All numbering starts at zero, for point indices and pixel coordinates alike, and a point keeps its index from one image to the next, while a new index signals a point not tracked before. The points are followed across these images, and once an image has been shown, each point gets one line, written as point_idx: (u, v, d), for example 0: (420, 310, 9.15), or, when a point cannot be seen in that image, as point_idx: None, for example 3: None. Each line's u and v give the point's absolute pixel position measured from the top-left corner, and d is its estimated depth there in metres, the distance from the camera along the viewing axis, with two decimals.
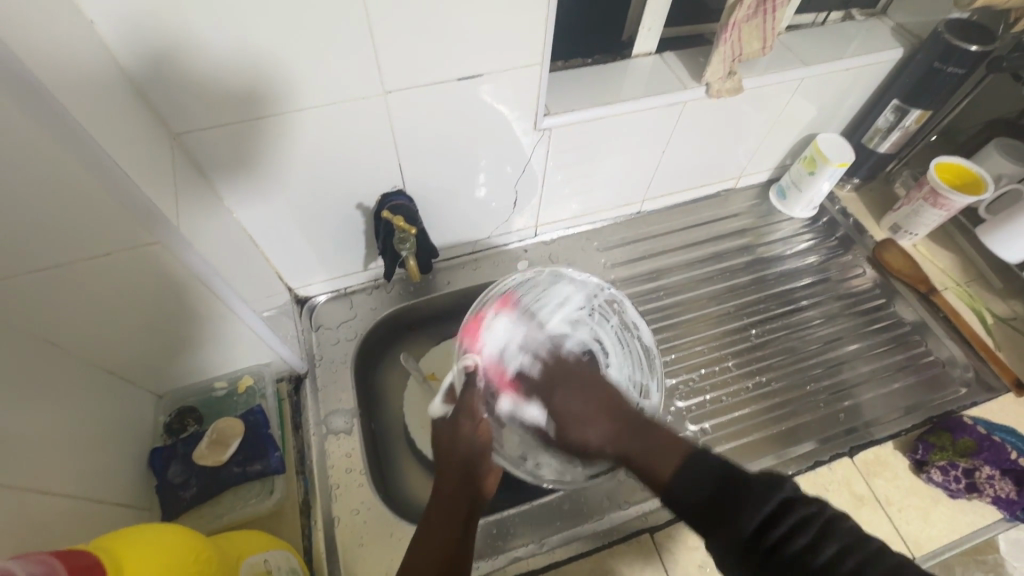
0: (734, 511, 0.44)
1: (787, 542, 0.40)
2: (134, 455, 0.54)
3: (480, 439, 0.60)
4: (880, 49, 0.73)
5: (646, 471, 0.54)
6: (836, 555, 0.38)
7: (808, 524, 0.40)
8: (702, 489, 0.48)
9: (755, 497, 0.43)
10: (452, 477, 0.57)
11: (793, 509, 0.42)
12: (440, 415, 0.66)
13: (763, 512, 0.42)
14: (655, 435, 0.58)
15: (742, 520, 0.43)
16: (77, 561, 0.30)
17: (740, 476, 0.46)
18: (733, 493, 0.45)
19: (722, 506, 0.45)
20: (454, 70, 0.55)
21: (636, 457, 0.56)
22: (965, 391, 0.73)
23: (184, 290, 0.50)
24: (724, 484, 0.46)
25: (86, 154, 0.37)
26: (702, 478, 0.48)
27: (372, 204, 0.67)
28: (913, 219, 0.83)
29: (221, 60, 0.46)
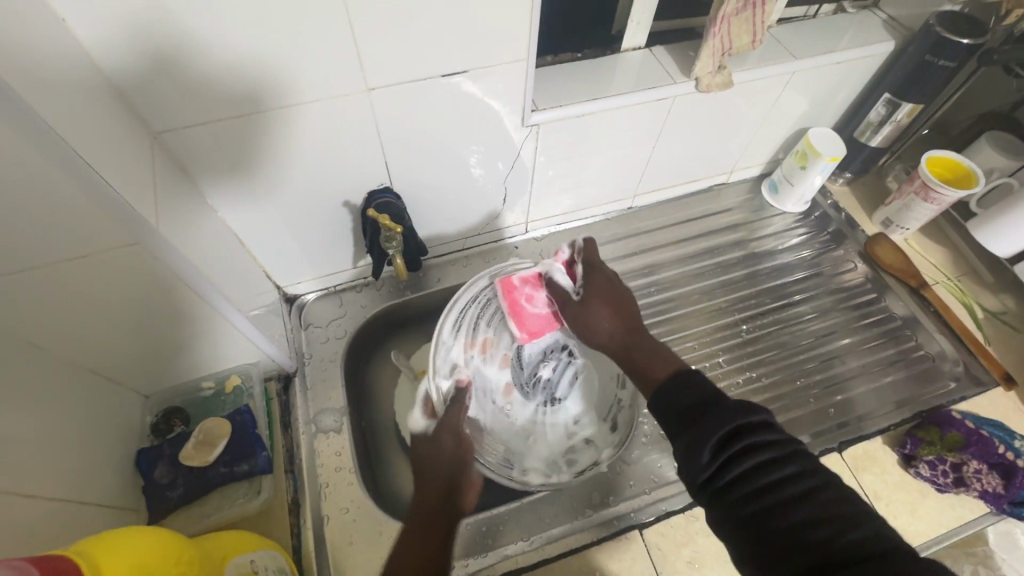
0: (700, 418, 0.42)
1: (749, 460, 0.39)
2: (120, 456, 0.54)
3: (463, 453, 0.56)
4: (871, 43, 0.73)
5: (636, 372, 0.52)
6: (794, 476, 0.38)
7: (772, 447, 0.39)
8: (682, 398, 0.44)
9: (730, 412, 0.41)
10: (433, 487, 0.52)
11: (763, 430, 0.40)
12: (421, 429, 0.59)
13: (730, 427, 0.40)
14: (659, 341, 0.53)
15: (706, 430, 0.41)
16: (52, 565, 0.29)
17: (719, 396, 0.43)
18: (706, 406, 0.43)
19: (692, 414, 0.43)
20: (439, 66, 0.54)
21: (636, 354, 0.53)
22: (954, 385, 0.74)
23: (167, 290, 0.50)
24: (700, 398, 0.43)
25: (60, 156, 0.36)
26: (680, 392, 0.45)
27: (359, 202, 0.66)
28: (903, 213, 0.83)
29: (201, 56, 0.45)
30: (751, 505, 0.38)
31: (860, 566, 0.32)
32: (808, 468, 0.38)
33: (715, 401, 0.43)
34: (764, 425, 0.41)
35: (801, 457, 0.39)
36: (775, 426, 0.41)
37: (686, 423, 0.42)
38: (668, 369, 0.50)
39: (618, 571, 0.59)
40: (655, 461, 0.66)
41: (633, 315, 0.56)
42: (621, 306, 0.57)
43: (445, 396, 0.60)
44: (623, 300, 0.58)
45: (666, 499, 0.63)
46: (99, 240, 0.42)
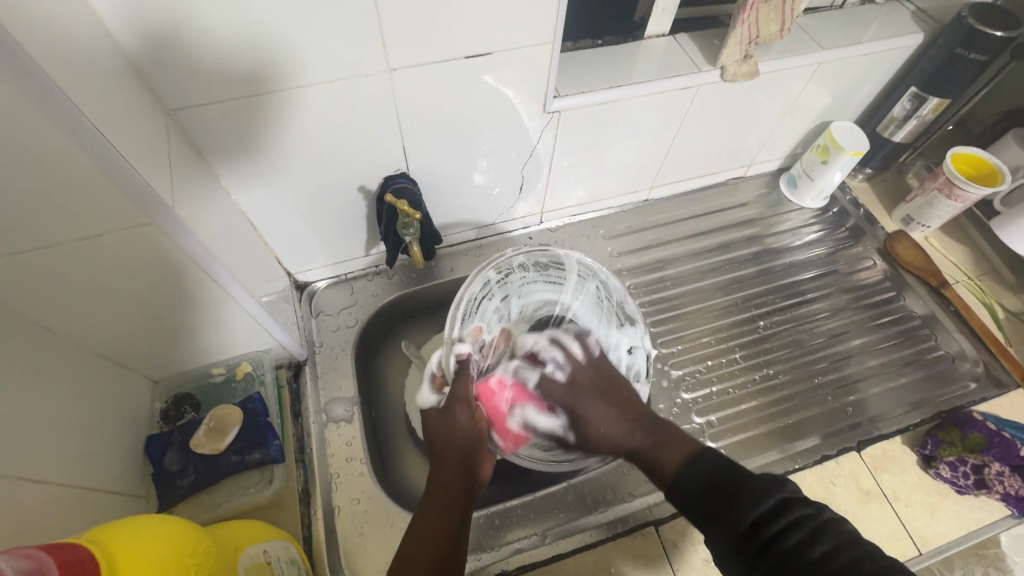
0: (730, 495, 0.48)
1: (782, 536, 0.43)
2: (130, 442, 0.53)
3: (476, 428, 0.61)
4: (899, 35, 0.71)
5: (652, 466, 0.57)
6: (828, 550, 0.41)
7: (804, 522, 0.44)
8: (696, 479, 0.52)
9: (753, 491, 0.47)
10: (450, 466, 0.58)
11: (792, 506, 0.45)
12: (430, 404, 0.65)
13: (762, 505, 0.46)
14: (663, 432, 0.59)
15: (739, 510, 0.46)
16: (68, 555, 0.28)
17: (743, 472, 0.50)
18: (732, 487, 0.49)
19: (721, 496, 0.49)
20: (462, 48, 0.52)
21: (647, 454, 0.58)
22: (974, 386, 0.73)
23: (180, 273, 0.48)
24: (722, 476, 0.50)
25: (78, 131, 0.35)
26: (696, 473, 0.52)
27: (374, 187, 0.65)
28: (925, 210, 0.81)
29: (223, 35, 0.44)
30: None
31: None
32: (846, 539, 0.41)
33: (740, 479, 0.49)
34: (790, 500, 0.46)
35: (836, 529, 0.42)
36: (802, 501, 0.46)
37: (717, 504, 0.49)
38: (680, 455, 0.56)
39: (632, 568, 0.58)
40: None
41: (638, 416, 0.62)
42: (620, 412, 0.63)
43: (453, 369, 0.62)
44: (618, 395, 0.64)
45: None
46: (114, 221, 0.41)
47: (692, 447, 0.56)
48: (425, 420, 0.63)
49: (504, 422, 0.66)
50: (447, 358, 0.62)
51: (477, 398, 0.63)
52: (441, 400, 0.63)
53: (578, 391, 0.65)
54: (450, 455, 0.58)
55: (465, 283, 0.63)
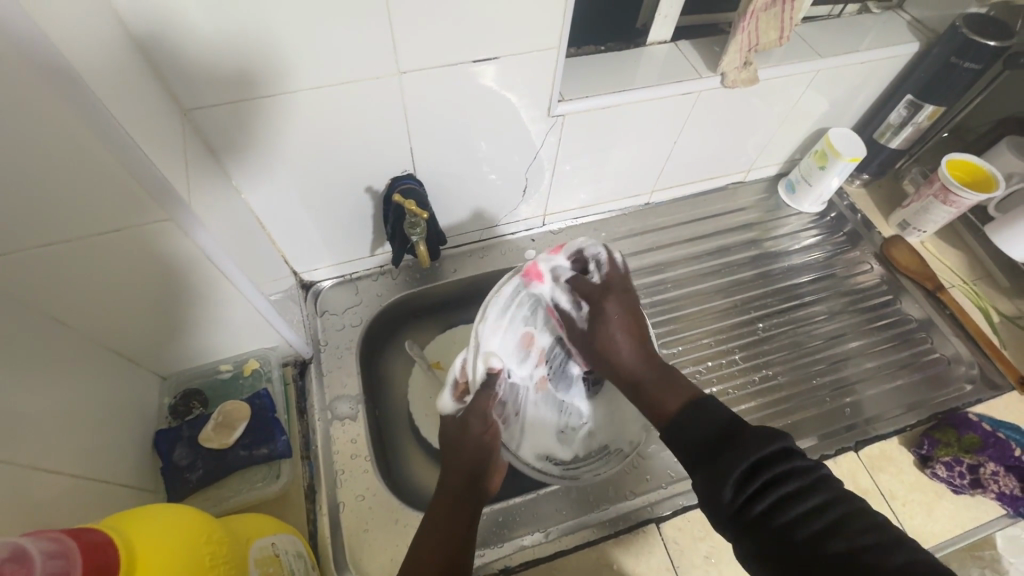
0: (728, 450, 0.45)
1: (777, 496, 0.42)
2: (139, 435, 0.54)
3: (487, 440, 0.61)
4: (895, 43, 0.73)
5: (653, 403, 0.57)
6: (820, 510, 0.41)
7: (796, 477, 0.43)
8: (694, 433, 0.49)
9: (750, 444, 0.45)
10: (459, 473, 0.58)
11: (784, 459, 0.44)
12: (451, 412, 0.64)
13: (754, 458, 0.44)
14: (669, 373, 0.60)
15: (728, 463, 0.45)
16: (88, 537, 0.29)
17: (739, 426, 0.47)
18: (726, 442, 0.46)
19: (713, 449, 0.47)
20: (470, 52, 0.54)
21: (649, 390, 0.59)
22: (970, 388, 0.74)
23: (191, 270, 0.49)
24: (720, 430, 0.48)
25: (102, 130, 0.36)
26: (699, 422, 0.50)
27: (381, 188, 0.66)
28: (921, 215, 0.83)
29: (233, 34, 0.45)
30: (781, 536, 0.41)
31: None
32: (835, 497, 0.41)
33: (734, 431, 0.47)
34: (784, 454, 0.44)
35: (824, 485, 0.42)
36: (796, 454, 0.44)
37: (708, 456, 0.47)
38: (684, 397, 0.55)
39: (632, 565, 0.59)
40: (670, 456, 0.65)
41: (645, 339, 0.63)
42: (638, 331, 0.63)
43: (478, 380, 0.61)
44: (633, 325, 0.63)
45: (683, 493, 0.63)
46: (129, 217, 0.41)
47: (693, 393, 0.56)
48: (444, 427, 0.63)
49: (519, 432, 0.66)
50: (473, 368, 0.61)
51: (495, 410, 0.62)
52: (461, 409, 0.63)
53: (608, 292, 0.64)
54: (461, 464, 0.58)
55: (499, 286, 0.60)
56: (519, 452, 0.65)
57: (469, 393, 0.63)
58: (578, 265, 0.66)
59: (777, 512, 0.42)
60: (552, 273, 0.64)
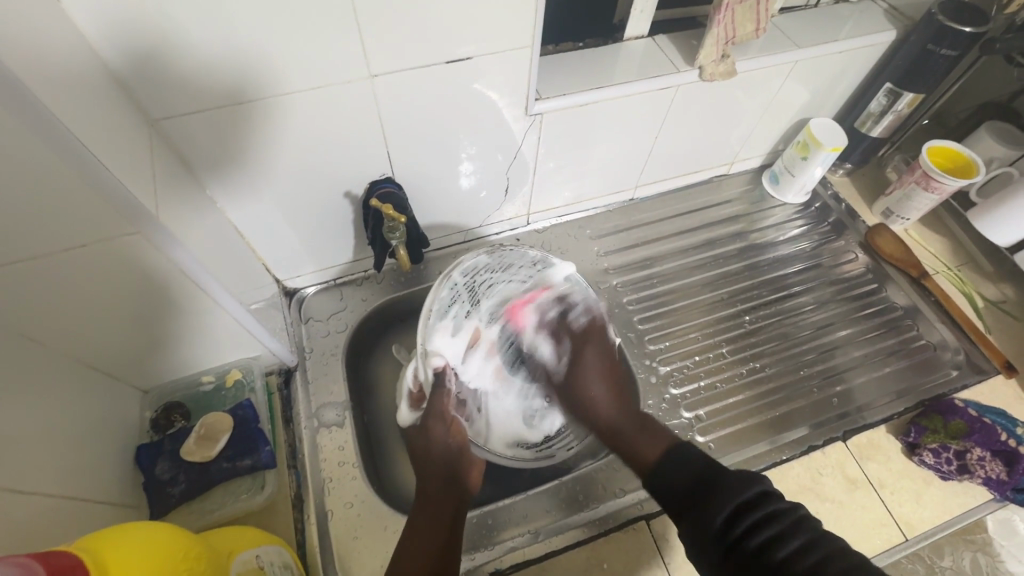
0: (712, 496, 0.49)
1: (753, 534, 0.44)
2: (120, 451, 0.53)
3: (455, 441, 0.61)
4: (873, 31, 0.73)
5: (631, 452, 0.61)
6: (798, 548, 0.41)
7: (778, 518, 0.44)
8: (679, 481, 0.53)
9: (729, 489, 0.48)
10: (437, 478, 0.58)
11: (766, 502, 0.46)
12: (411, 420, 0.66)
13: (735, 501, 0.47)
14: (645, 422, 0.63)
15: (713, 507, 0.48)
16: (58, 561, 0.29)
17: (719, 474, 0.51)
18: (707, 489, 0.50)
19: (697, 497, 0.50)
20: (443, 53, 0.53)
21: (625, 438, 0.62)
22: (955, 373, 0.74)
23: (166, 281, 0.48)
24: (700, 478, 0.52)
25: (63, 142, 0.36)
26: (676, 471, 0.54)
27: (360, 193, 0.65)
28: (904, 203, 0.83)
29: (197, 43, 0.44)
30: None
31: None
32: (817, 536, 0.42)
33: (716, 478, 0.51)
34: (763, 497, 0.47)
35: (808, 527, 0.43)
36: (774, 496, 0.47)
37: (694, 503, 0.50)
38: (657, 451, 0.58)
39: (624, 563, 0.59)
40: None
41: (622, 394, 0.68)
42: (615, 384, 0.69)
43: (429, 381, 0.61)
44: (610, 373, 0.70)
45: None
46: (96, 230, 0.41)
47: (670, 444, 0.59)
48: (408, 436, 0.64)
49: (484, 427, 0.69)
50: (423, 371, 0.61)
51: (452, 409, 0.63)
52: (419, 416, 0.64)
53: (588, 338, 0.71)
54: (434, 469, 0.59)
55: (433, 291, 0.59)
56: (490, 446, 0.68)
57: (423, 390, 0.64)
58: (562, 307, 0.71)
59: (762, 553, 0.43)
60: (537, 312, 0.72)
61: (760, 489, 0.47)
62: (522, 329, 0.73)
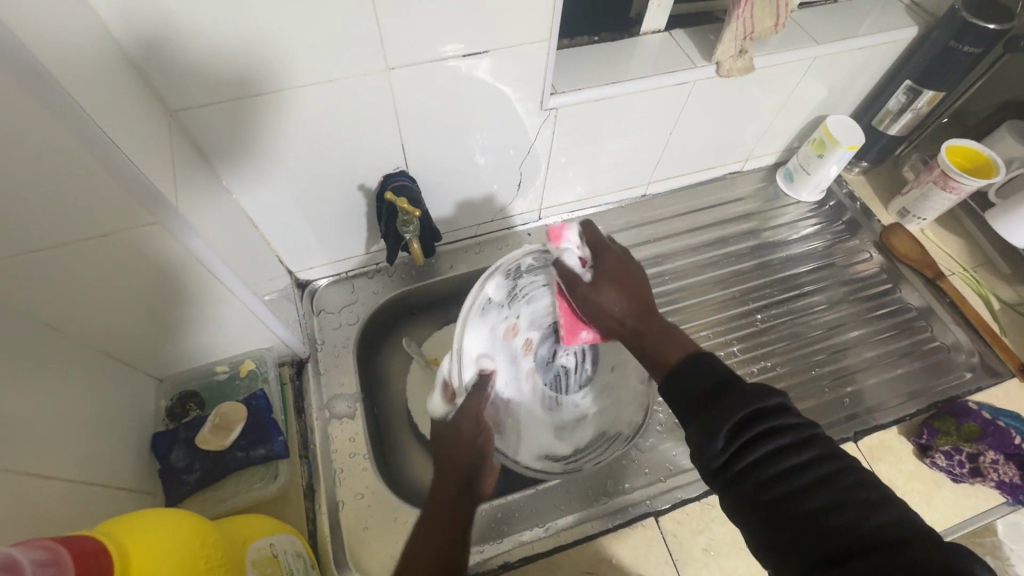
0: (721, 402, 0.41)
1: (762, 448, 0.39)
2: (136, 439, 0.54)
3: (482, 444, 0.56)
4: (894, 28, 0.71)
5: (649, 356, 0.51)
6: (808, 462, 0.37)
7: (791, 431, 0.39)
8: (696, 382, 0.44)
9: (744, 397, 0.41)
10: (453, 480, 0.54)
11: (780, 412, 0.40)
12: (441, 414, 0.61)
13: (749, 409, 0.40)
14: (669, 326, 0.52)
15: (721, 415, 0.40)
16: (80, 544, 0.29)
17: (732, 381, 0.43)
18: (718, 394, 0.42)
19: (704, 400, 0.42)
20: (459, 45, 0.53)
21: (652, 341, 0.51)
22: (969, 376, 0.73)
23: (182, 272, 0.49)
24: (714, 384, 0.43)
25: (86, 133, 0.36)
26: (700, 375, 0.44)
27: (374, 185, 0.65)
28: (920, 203, 0.82)
29: (215, 33, 0.43)
30: (770, 494, 0.37)
31: (897, 549, 0.32)
32: (825, 452, 0.38)
33: (728, 385, 0.42)
34: (777, 409, 0.40)
35: (818, 441, 0.39)
36: (788, 409, 0.40)
37: (699, 406, 0.42)
38: (682, 356, 0.49)
39: (632, 559, 0.59)
40: (669, 450, 0.66)
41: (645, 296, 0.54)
42: (638, 288, 0.54)
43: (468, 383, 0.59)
44: (633, 279, 0.55)
45: (682, 487, 0.63)
46: (116, 218, 0.41)
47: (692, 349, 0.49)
48: (434, 430, 0.59)
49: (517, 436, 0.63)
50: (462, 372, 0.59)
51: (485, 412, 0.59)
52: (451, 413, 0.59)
53: (604, 245, 0.57)
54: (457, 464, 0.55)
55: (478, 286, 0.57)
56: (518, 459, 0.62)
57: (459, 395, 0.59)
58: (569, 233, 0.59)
59: (767, 469, 0.38)
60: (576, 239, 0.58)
61: (774, 400, 0.40)
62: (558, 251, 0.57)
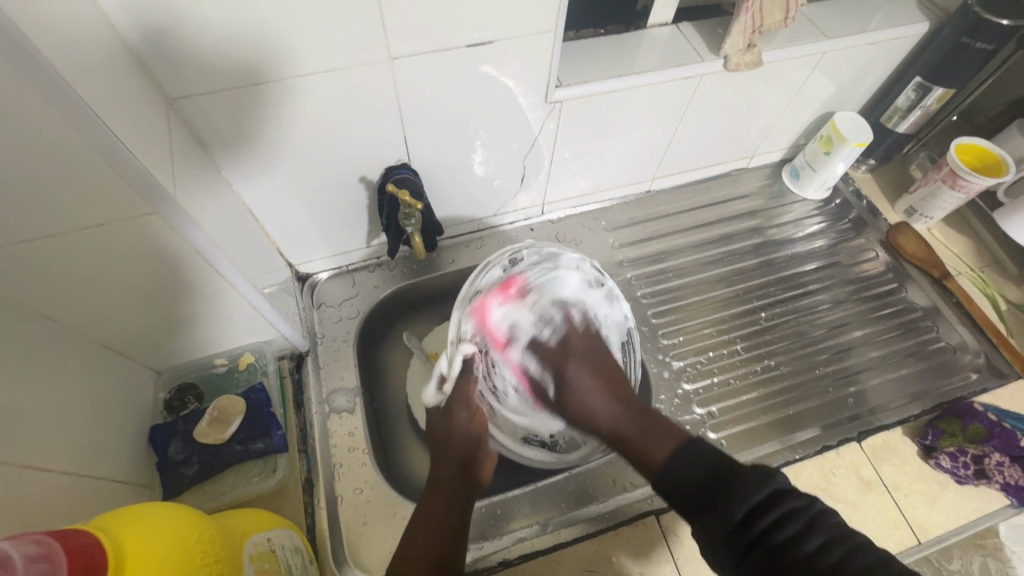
0: (725, 492, 0.47)
1: (774, 532, 0.43)
2: (133, 432, 0.54)
3: (476, 428, 0.62)
4: (905, 23, 0.70)
5: (637, 454, 0.57)
6: (823, 547, 0.41)
7: (796, 518, 0.44)
8: (690, 476, 0.51)
9: (748, 484, 0.47)
10: (449, 466, 0.59)
11: (782, 500, 0.45)
12: (435, 402, 0.65)
13: (755, 498, 0.45)
14: (653, 419, 0.60)
15: (732, 503, 0.46)
16: (76, 540, 0.29)
17: (731, 465, 0.49)
18: (722, 485, 0.48)
19: (711, 493, 0.48)
20: (464, 36, 0.52)
21: (632, 444, 0.58)
22: (974, 377, 0.73)
23: (181, 263, 0.48)
24: (712, 472, 0.49)
25: (81, 121, 0.35)
26: (691, 467, 0.51)
27: (375, 178, 0.65)
28: (928, 202, 0.81)
29: (216, 22, 0.43)
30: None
31: None
32: (836, 534, 0.42)
33: (731, 474, 0.48)
34: (781, 491, 0.46)
35: (823, 525, 0.43)
36: (792, 490, 0.46)
37: (707, 501, 0.48)
38: (670, 444, 0.55)
39: (632, 559, 0.59)
40: None
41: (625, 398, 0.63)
42: (615, 393, 0.64)
43: (456, 372, 0.64)
44: (604, 374, 0.67)
45: None
46: (114, 208, 0.40)
47: (682, 438, 0.56)
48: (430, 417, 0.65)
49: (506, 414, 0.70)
50: (451, 356, 0.64)
51: (476, 398, 0.65)
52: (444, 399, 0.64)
53: (569, 353, 0.69)
54: (448, 456, 0.60)
55: (469, 281, 0.64)
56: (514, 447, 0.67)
57: (448, 382, 0.64)
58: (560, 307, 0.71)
59: (784, 550, 0.42)
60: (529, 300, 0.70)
61: (775, 482, 0.46)
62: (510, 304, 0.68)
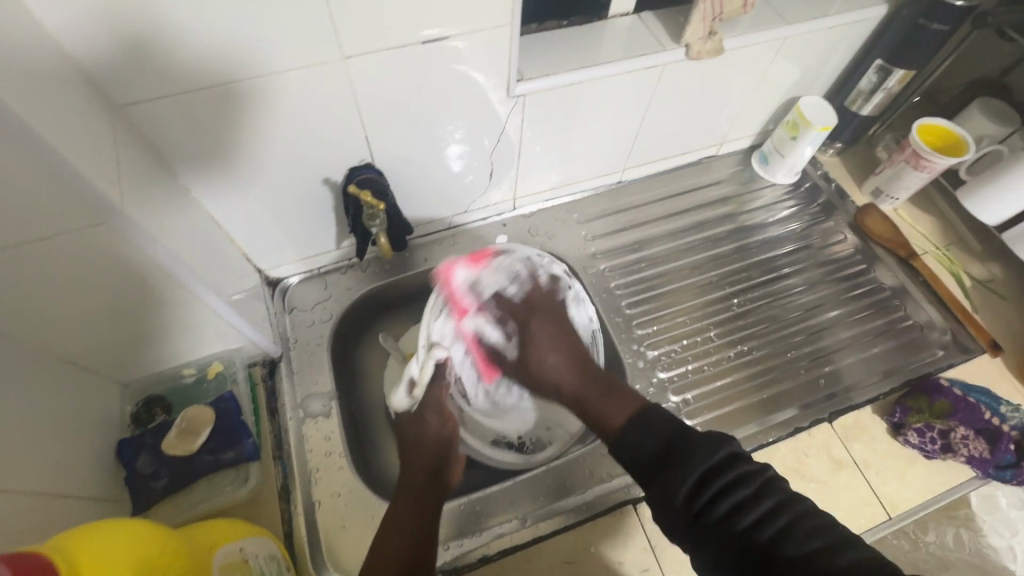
0: (678, 458, 0.46)
1: (722, 501, 0.44)
2: (99, 447, 0.53)
3: (447, 431, 0.62)
4: (864, 7, 0.71)
5: (598, 420, 0.56)
6: (768, 514, 0.42)
7: (746, 485, 0.44)
8: (645, 447, 0.49)
9: (700, 453, 0.46)
10: (420, 469, 0.59)
11: (732, 468, 0.45)
12: (405, 407, 0.64)
13: (702, 468, 0.45)
14: (608, 386, 0.59)
15: (682, 470, 0.46)
16: (27, 561, 0.28)
17: (684, 433, 0.48)
18: (673, 455, 0.47)
19: (661, 461, 0.47)
20: (419, 33, 0.51)
21: (594, 404, 0.57)
22: (942, 353, 0.74)
23: (140, 274, 0.47)
24: (667, 440, 0.48)
25: (20, 132, 0.34)
26: (647, 433, 0.50)
27: (339, 179, 0.64)
28: (894, 182, 0.82)
29: (158, 27, 0.41)
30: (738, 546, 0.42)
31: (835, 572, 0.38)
32: (783, 501, 0.43)
33: (682, 442, 0.47)
34: (731, 460, 0.46)
35: (771, 488, 0.44)
36: (742, 457, 0.46)
37: (658, 466, 0.47)
38: (630, 410, 0.54)
39: (611, 548, 0.59)
40: None
41: (583, 362, 0.63)
42: (568, 348, 0.64)
43: (428, 375, 0.63)
44: (562, 340, 0.65)
45: None
46: (63, 221, 0.39)
47: (637, 405, 0.54)
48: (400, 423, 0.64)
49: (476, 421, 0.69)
50: (423, 360, 0.64)
51: (448, 402, 0.64)
52: (416, 404, 0.63)
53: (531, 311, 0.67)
54: (421, 459, 0.59)
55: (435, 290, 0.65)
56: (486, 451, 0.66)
57: (419, 386, 0.63)
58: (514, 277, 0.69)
59: (733, 520, 0.43)
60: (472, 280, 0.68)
61: (726, 451, 0.46)
62: (480, 269, 0.68)
